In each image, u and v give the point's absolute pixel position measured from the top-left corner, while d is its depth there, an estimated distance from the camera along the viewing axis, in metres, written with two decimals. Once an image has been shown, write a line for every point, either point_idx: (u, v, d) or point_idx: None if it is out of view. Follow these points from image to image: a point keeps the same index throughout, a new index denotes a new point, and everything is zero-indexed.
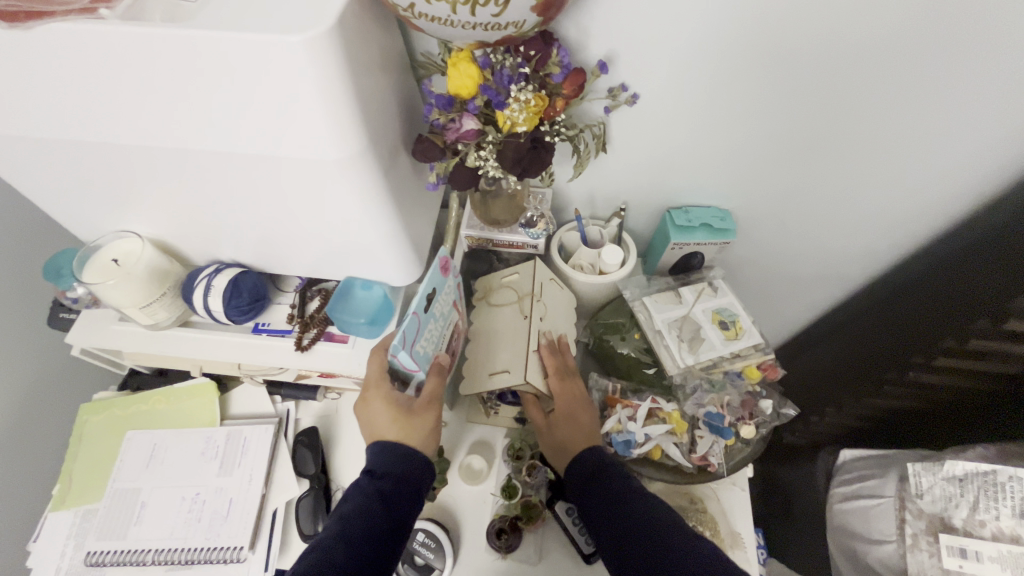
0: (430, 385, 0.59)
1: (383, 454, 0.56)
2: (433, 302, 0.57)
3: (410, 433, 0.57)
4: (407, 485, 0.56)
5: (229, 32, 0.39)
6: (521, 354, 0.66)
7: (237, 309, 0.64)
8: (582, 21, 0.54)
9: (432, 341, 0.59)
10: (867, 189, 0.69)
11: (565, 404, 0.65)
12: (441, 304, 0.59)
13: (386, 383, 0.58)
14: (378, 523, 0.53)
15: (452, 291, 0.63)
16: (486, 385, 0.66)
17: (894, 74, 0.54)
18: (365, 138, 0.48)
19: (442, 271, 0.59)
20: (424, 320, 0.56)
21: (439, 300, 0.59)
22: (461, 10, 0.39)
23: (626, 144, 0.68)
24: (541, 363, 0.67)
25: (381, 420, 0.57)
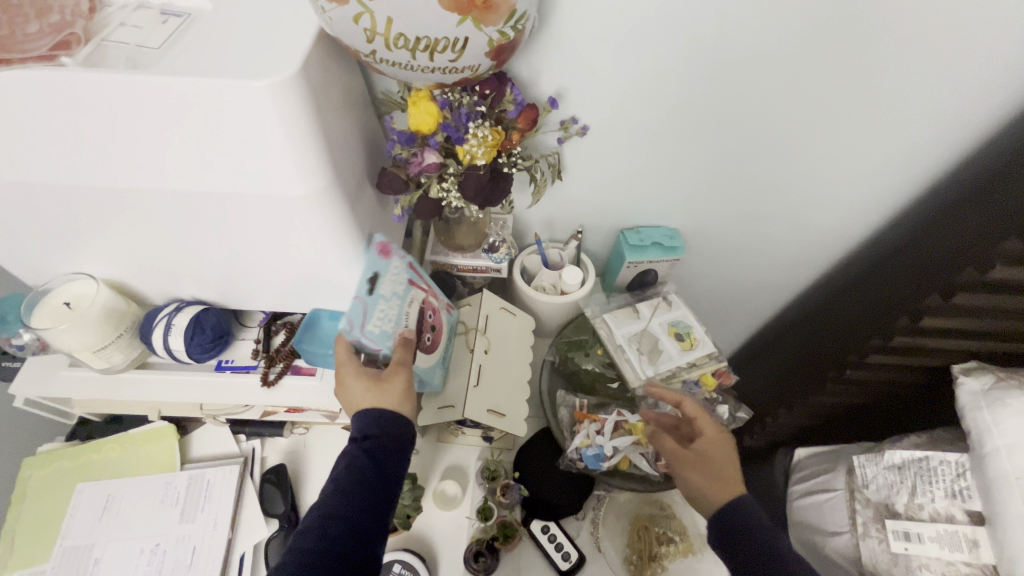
0: (398, 354, 0.58)
1: (368, 422, 0.55)
2: (378, 284, 0.58)
3: (382, 400, 0.56)
4: (392, 444, 0.56)
5: (196, 77, 0.41)
6: (464, 387, 0.66)
7: (199, 347, 0.62)
8: (533, 62, 0.58)
9: (390, 318, 0.59)
10: (795, 203, 0.76)
11: (709, 427, 0.65)
12: (390, 286, 0.59)
13: (355, 361, 0.57)
14: (369, 479, 0.53)
15: (404, 270, 0.62)
16: (437, 420, 0.67)
17: (806, 103, 0.62)
18: (329, 174, 0.49)
19: (383, 255, 0.59)
20: (370, 302, 0.56)
21: (385, 282, 0.58)
22: (420, 56, 0.42)
23: (580, 170, 0.73)
24: (481, 390, 0.67)
25: (354, 394, 0.56)
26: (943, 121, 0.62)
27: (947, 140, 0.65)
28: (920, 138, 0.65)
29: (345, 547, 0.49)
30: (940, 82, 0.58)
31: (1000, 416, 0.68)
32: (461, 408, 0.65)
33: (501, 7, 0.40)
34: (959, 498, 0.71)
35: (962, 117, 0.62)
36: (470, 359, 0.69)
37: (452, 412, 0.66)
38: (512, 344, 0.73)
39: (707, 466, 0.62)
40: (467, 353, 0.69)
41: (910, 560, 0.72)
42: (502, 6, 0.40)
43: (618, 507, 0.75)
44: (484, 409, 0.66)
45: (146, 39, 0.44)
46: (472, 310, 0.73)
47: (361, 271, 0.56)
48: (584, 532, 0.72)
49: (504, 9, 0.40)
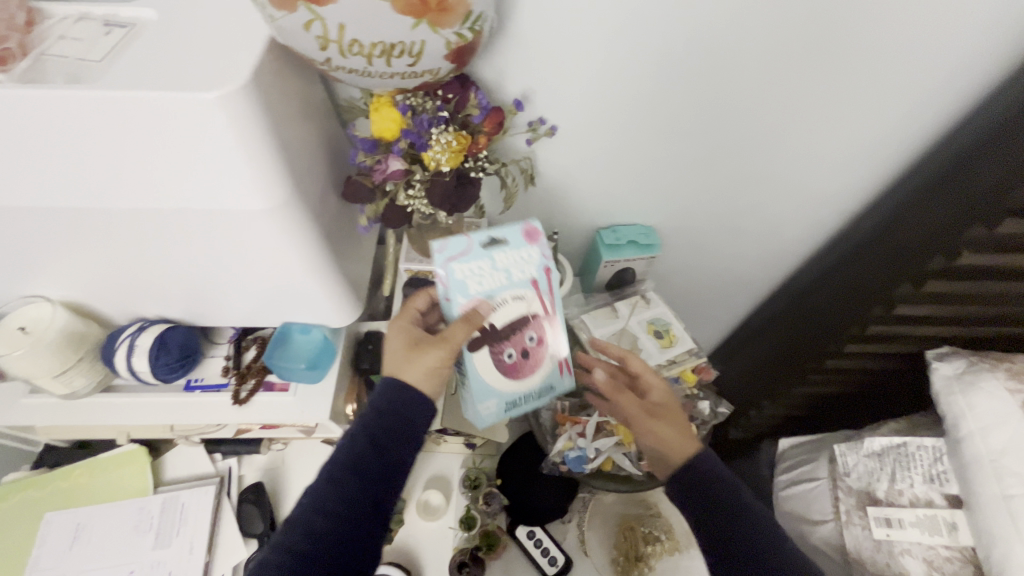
0: (456, 331, 0.55)
1: (388, 390, 0.54)
2: (495, 247, 0.59)
3: (410, 368, 0.55)
4: (399, 432, 0.52)
5: (142, 91, 0.39)
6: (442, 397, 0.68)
7: (166, 367, 0.60)
8: (497, 64, 0.57)
9: (479, 283, 0.58)
10: (766, 197, 0.76)
11: (659, 383, 0.65)
12: (509, 267, 0.59)
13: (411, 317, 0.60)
14: (368, 472, 0.50)
15: (527, 264, 0.60)
16: None
17: (771, 97, 0.62)
18: (290, 186, 0.48)
19: (525, 238, 0.60)
20: (475, 251, 0.58)
21: (507, 257, 0.59)
22: (377, 62, 0.41)
23: (552, 171, 0.72)
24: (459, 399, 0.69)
25: (391, 350, 0.57)
26: (906, 110, 0.63)
27: (911, 129, 0.66)
28: (885, 128, 0.66)
29: (338, 538, 0.47)
30: (902, 72, 0.59)
31: (973, 399, 0.69)
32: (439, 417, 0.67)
33: (457, 9, 0.38)
34: (936, 482, 0.72)
35: (924, 107, 0.63)
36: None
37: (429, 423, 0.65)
38: None
39: (672, 422, 0.61)
40: None
41: (892, 546, 0.73)
42: (458, 8, 0.38)
43: (603, 510, 0.75)
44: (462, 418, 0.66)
45: (89, 52, 0.42)
46: None
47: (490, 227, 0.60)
48: (571, 535, 0.71)
49: (461, 11, 0.38)
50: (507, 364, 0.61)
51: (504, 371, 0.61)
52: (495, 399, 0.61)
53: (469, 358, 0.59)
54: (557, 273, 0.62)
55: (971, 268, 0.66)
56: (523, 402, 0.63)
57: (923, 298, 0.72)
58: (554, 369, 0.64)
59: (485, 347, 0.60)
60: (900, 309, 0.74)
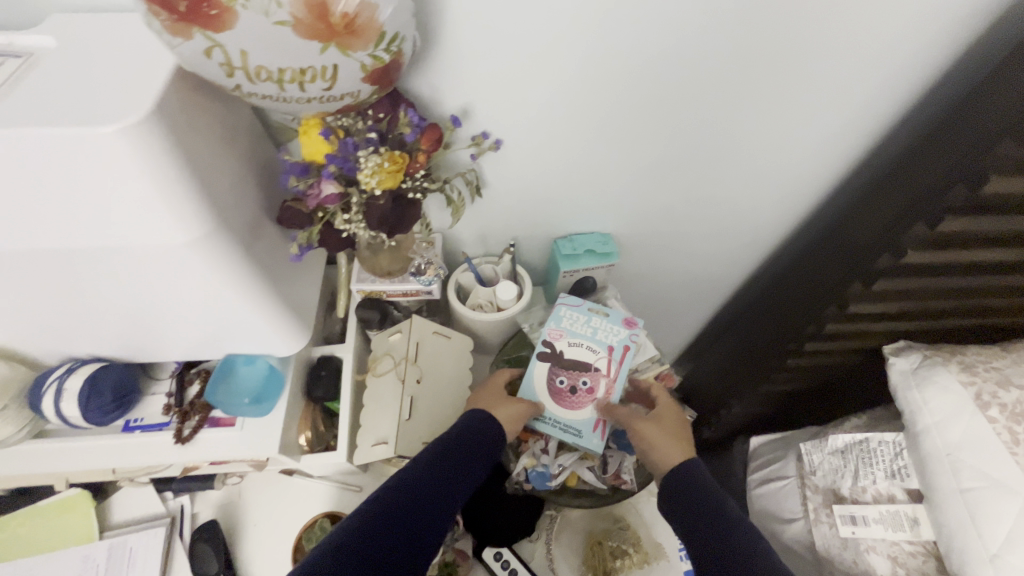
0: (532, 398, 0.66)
1: (476, 422, 0.61)
2: (594, 313, 0.71)
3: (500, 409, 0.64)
4: (477, 444, 0.60)
5: (32, 128, 0.37)
6: (397, 422, 0.64)
7: (98, 411, 0.57)
8: (432, 80, 0.55)
9: (574, 325, 0.70)
10: (720, 200, 0.76)
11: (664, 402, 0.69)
12: (598, 329, 0.70)
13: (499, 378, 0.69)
14: (449, 464, 0.57)
15: (610, 336, 0.69)
16: (368, 457, 0.64)
17: (714, 104, 0.61)
18: (211, 217, 0.45)
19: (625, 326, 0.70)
20: (581, 310, 0.71)
21: (602, 322, 0.70)
22: (289, 88, 0.39)
23: (502, 184, 0.71)
24: (418, 423, 0.65)
25: (485, 394, 0.66)
26: (848, 111, 0.64)
27: (854, 128, 0.66)
28: (830, 129, 0.66)
29: (411, 510, 0.53)
30: (840, 74, 0.59)
31: (928, 394, 0.70)
32: (394, 443, 0.63)
33: (368, 31, 0.36)
34: (897, 477, 0.72)
35: (864, 106, 0.63)
36: (401, 391, 0.66)
37: (384, 450, 0.63)
38: (449, 370, 0.70)
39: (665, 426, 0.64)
40: (399, 385, 0.66)
41: (858, 544, 0.73)
42: (368, 29, 0.36)
43: (572, 525, 0.74)
44: (419, 443, 0.65)
45: None
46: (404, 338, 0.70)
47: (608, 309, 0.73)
48: (539, 553, 0.70)
49: (372, 32, 0.37)
50: (557, 389, 0.67)
51: (549, 389, 0.67)
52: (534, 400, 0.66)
53: (534, 363, 0.68)
54: (631, 351, 0.69)
55: (917, 272, 0.67)
56: (550, 424, 0.65)
57: (869, 296, 0.71)
58: (588, 423, 0.65)
59: (549, 363, 0.68)
60: (849, 304, 0.73)
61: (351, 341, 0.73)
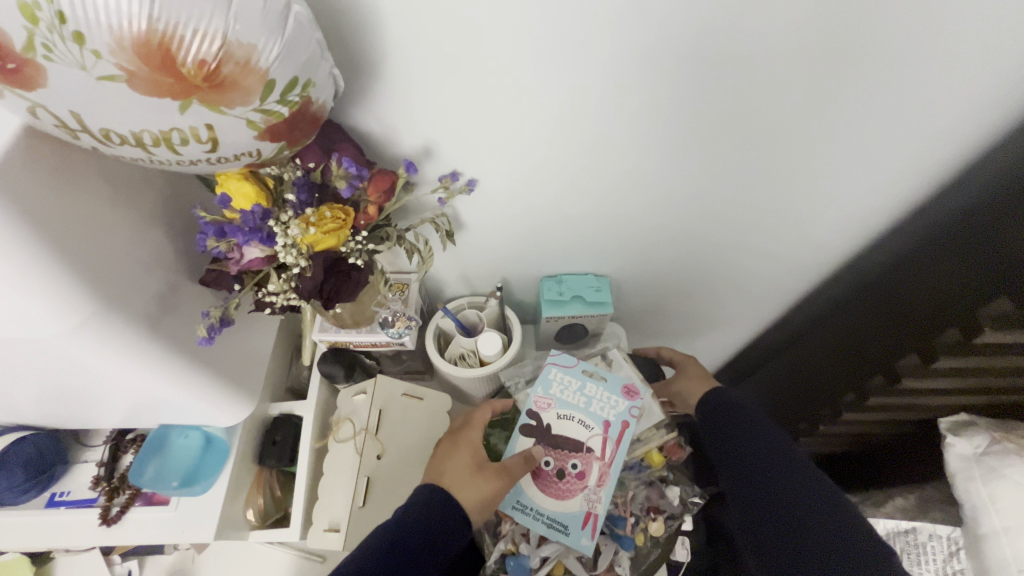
0: (514, 461, 0.55)
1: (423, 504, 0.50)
2: (590, 377, 0.61)
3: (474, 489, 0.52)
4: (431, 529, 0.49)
5: None
6: (350, 505, 0.56)
7: (11, 490, 0.51)
8: (384, 117, 0.45)
9: (564, 391, 0.60)
10: (744, 241, 0.64)
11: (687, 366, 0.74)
12: (592, 399, 0.59)
13: (474, 432, 0.57)
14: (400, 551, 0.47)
15: (607, 406, 0.59)
16: (317, 544, 0.56)
17: (739, 140, 0.50)
18: (97, 301, 0.37)
19: (625, 395, 0.60)
20: (574, 372, 0.61)
21: (596, 388, 0.60)
22: (158, 152, 0.29)
23: (485, 225, 0.60)
24: (376, 506, 0.57)
25: (454, 459, 0.54)
26: (910, 144, 0.51)
27: (918, 164, 0.53)
28: (883, 164, 0.53)
29: None
30: (904, 102, 0.46)
31: (997, 491, 0.58)
32: (343, 534, 0.55)
33: (240, 81, 0.26)
34: None
35: (931, 141, 0.50)
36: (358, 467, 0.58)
37: (334, 540, 0.55)
38: (417, 441, 0.61)
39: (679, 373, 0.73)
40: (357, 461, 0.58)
41: None
42: (240, 78, 0.26)
43: None
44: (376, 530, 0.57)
45: None
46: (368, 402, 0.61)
47: (602, 369, 0.62)
48: None
49: (250, 82, 0.27)
50: (541, 471, 0.57)
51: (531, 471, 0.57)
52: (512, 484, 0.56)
53: (516, 435, 0.58)
54: (630, 422, 0.59)
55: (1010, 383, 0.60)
56: (530, 515, 0.55)
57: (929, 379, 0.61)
58: (576, 517, 0.55)
59: (532, 440, 0.58)
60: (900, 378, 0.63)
61: (312, 398, 0.65)
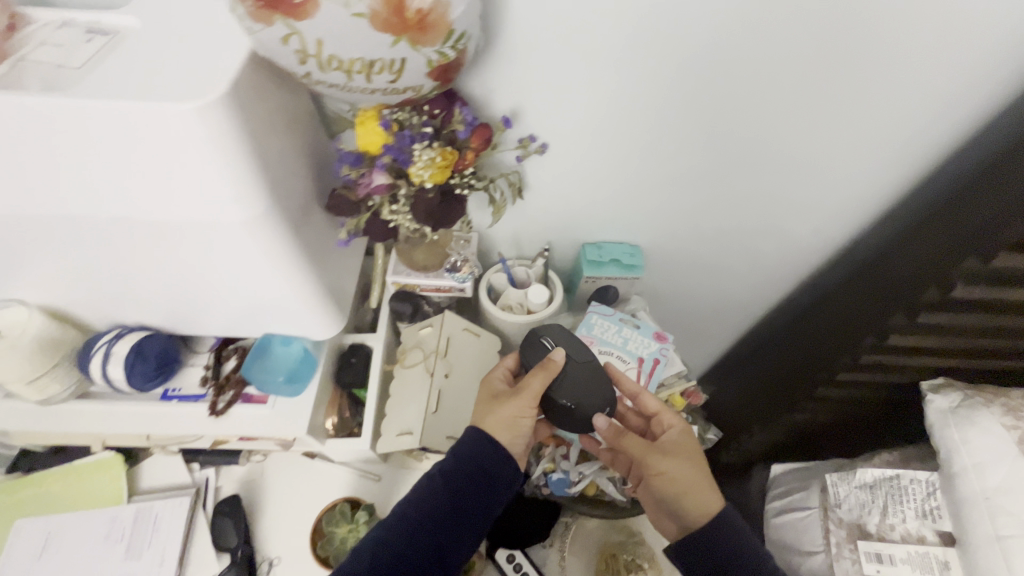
0: (534, 380, 0.59)
1: (465, 447, 0.56)
2: (627, 322, 0.72)
3: (489, 420, 0.58)
4: (474, 475, 0.55)
5: (113, 101, 0.39)
6: (423, 413, 0.66)
7: (141, 376, 0.60)
8: (486, 81, 0.56)
9: (606, 333, 0.70)
10: (762, 216, 0.75)
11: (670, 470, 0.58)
12: (629, 340, 0.70)
13: (497, 371, 0.64)
14: (442, 501, 0.54)
15: (642, 345, 0.70)
16: (393, 445, 0.66)
17: (766, 122, 0.61)
18: (269, 198, 0.47)
19: (657, 338, 0.71)
20: (612, 318, 0.71)
21: (632, 331, 0.71)
22: (357, 78, 0.40)
23: (544, 188, 0.71)
24: (443, 418, 0.66)
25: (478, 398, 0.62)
26: (902, 134, 0.62)
27: (909, 151, 0.64)
28: (880, 151, 0.64)
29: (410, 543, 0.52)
30: (899, 95, 0.58)
31: (968, 434, 0.68)
32: (417, 434, 0.65)
33: (437, 28, 0.37)
34: (929, 518, 0.71)
35: (921, 132, 0.62)
36: (429, 384, 0.68)
37: (410, 441, 0.65)
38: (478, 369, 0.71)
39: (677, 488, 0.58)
40: (428, 377, 0.68)
41: None
42: (438, 26, 0.37)
43: (585, 536, 0.71)
44: (442, 437, 0.66)
45: (68, 58, 0.42)
46: (436, 332, 0.71)
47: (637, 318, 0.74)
48: (552, 561, 0.68)
49: (440, 29, 0.38)
50: None
51: None
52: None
53: None
54: (661, 361, 0.70)
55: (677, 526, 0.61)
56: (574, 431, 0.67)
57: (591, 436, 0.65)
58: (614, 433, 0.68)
59: None
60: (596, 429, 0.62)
61: (382, 331, 0.74)
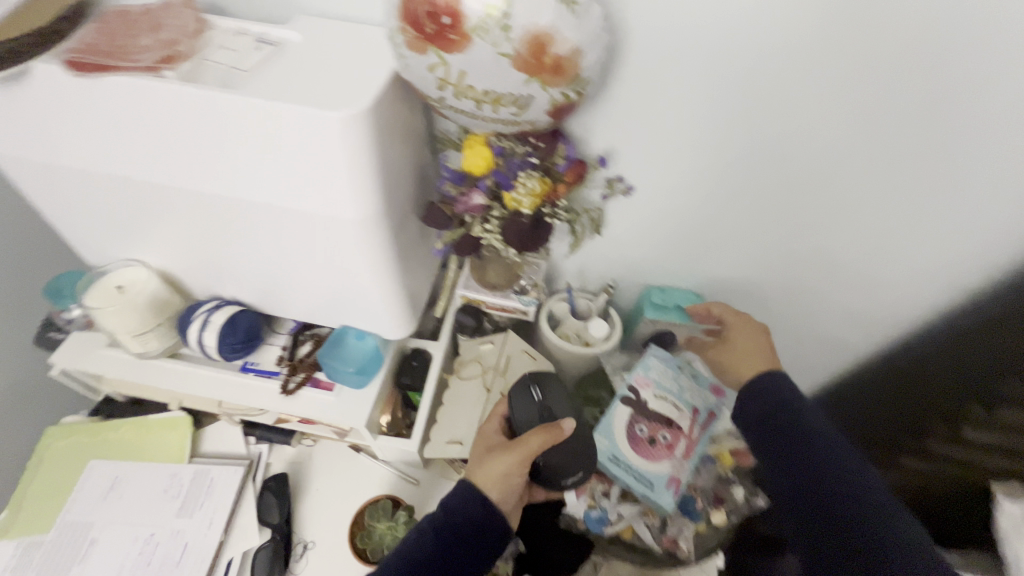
0: (533, 438, 0.58)
1: (457, 501, 0.55)
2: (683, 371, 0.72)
3: (479, 473, 0.57)
4: (464, 532, 0.54)
5: (274, 103, 0.44)
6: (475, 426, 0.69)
7: (229, 346, 0.65)
8: (588, 122, 0.60)
9: (662, 378, 0.70)
10: (837, 288, 0.73)
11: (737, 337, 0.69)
12: (684, 388, 0.70)
13: (492, 423, 0.63)
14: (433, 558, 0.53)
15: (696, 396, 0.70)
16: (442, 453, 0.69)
17: (856, 197, 0.61)
18: (382, 203, 0.50)
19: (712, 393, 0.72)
20: (670, 365, 0.72)
21: (688, 380, 0.71)
22: (485, 108, 0.44)
23: (621, 227, 0.73)
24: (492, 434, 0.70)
25: (473, 448, 0.61)
26: None
27: None
28: None
29: None
30: None
31: None
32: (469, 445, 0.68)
33: (569, 73, 0.41)
34: None
35: None
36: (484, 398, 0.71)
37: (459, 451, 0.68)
38: None
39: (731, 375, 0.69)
40: (484, 393, 0.71)
41: None
42: (569, 71, 0.41)
43: None
44: None
45: (240, 62, 0.49)
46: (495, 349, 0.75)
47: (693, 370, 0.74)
48: None
49: (570, 74, 0.41)
50: (637, 438, 0.66)
51: (628, 435, 0.66)
52: (609, 440, 0.66)
53: (616, 405, 0.68)
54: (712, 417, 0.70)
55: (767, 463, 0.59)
56: (621, 467, 0.65)
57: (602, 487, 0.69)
58: (662, 478, 0.65)
59: (630, 410, 0.68)
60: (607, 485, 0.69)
61: (444, 340, 0.77)
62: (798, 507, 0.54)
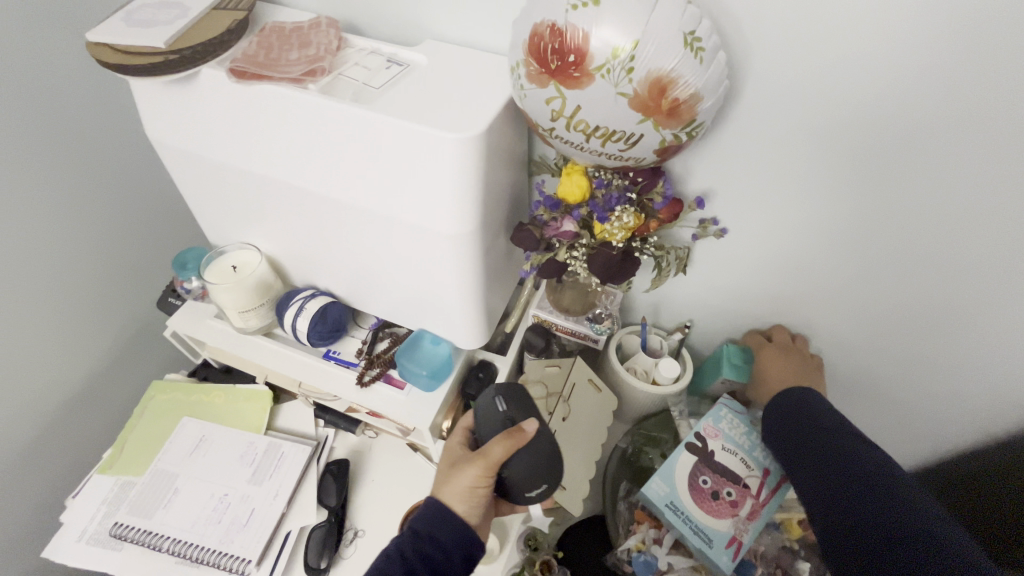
0: (496, 448, 0.54)
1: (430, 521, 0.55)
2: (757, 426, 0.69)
3: (447, 490, 0.56)
4: (437, 555, 0.54)
5: (398, 120, 0.48)
6: None
7: (318, 334, 0.70)
8: (690, 161, 0.59)
9: (734, 431, 0.67)
10: (943, 364, 0.67)
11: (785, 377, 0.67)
12: (757, 445, 0.67)
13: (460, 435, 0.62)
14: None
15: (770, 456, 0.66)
16: None
17: (981, 270, 0.55)
18: (479, 221, 0.53)
19: None
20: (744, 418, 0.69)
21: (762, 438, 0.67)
22: (593, 141, 0.45)
23: (707, 269, 0.71)
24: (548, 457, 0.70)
25: (445, 461, 0.60)
26: None
27: None
28: None
29: None
30: None
31: None
32: None
33: (684, 116, 0.42)
34: None
35: None
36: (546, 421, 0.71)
37: None
38: (591, 422, 0.74)
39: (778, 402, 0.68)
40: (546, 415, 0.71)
41: None
42: (685, 114, 0.42)
43: None
44: None
45: (371, 79, 0.53)
46: (562, 374, 0.74)
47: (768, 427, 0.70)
48: None
49: (684, 117, 0.42)
50: (700, 488, 0.64)
51: (690, 484, 0.64)
52: (670, 486, 0.64)
53: (681, 450, 0.66)
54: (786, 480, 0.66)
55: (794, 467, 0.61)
56: (680, 517, 0.62)
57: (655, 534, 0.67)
58: (723, 537, 0.62)
59: (695, 458, 0.65)
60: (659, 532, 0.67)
61: (511, 356, 0.78)
62: (835, 502, 0.54)
